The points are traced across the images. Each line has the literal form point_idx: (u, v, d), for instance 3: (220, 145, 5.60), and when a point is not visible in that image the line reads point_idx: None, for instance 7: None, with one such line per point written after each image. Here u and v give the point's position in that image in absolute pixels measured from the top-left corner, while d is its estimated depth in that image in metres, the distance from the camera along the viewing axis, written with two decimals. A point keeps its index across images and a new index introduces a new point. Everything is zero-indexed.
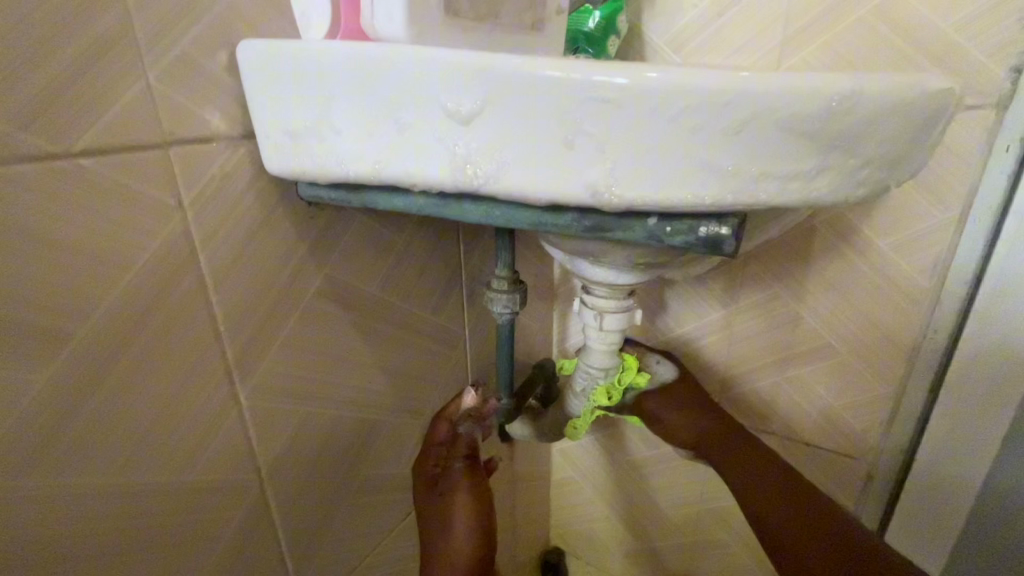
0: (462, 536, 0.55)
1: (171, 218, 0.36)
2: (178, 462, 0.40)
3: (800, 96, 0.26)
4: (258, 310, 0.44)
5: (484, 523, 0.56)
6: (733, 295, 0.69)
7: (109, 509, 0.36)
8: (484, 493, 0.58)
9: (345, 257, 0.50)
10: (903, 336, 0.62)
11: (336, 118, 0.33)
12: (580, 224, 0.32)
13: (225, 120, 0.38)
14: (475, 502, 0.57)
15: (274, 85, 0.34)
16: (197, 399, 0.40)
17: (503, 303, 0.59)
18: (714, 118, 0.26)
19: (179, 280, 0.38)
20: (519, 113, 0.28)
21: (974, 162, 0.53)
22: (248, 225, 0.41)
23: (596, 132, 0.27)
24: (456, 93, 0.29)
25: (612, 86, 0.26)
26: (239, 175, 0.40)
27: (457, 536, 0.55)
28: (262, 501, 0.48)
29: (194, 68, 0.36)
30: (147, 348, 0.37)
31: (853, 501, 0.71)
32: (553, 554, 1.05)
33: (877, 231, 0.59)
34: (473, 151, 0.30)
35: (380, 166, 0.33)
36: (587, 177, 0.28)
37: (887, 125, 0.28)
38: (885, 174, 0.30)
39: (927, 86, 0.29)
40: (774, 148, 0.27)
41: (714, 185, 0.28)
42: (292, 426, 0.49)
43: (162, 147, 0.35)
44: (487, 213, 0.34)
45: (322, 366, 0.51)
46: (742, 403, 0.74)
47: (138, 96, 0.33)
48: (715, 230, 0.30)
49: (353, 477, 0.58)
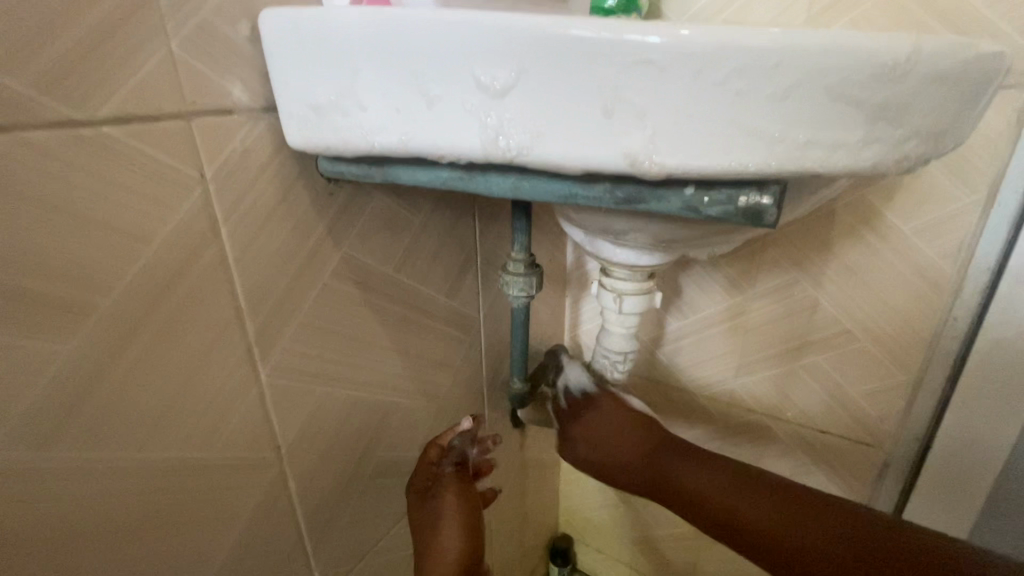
0: (453, 536, 0.55)
1: (192, 192, 0.36)
2: (198, 437, 0.40)
3: (848, 57, 0.24)
4: (277, 288, 0.43)
5: (474, 527, 0.57)
6: (749, 280, 0.68)
7: (129, 483, 0.36)
8: (473, 498, 0.59)
9: (363, 237, 0.50)
10: (922, 320, 0.61)
11: (362, 88, 0.32)
12: (613, 196, 0.31)
13: (246, 91, 0.37)
14: (463, 508, 0.57)
15: (298, 55, 0.34)
16: (217, 377, 0.40)
17: (519, 285, 0.58)
18: (759, 81, 0.25)
19: (201, 254, 0.37)
20: (554, 78, 0.27)
21: (1003, 142, 0.52)
22: (268, 201, 0.41)
23: (636, 98, 0.26)
24: (488, 61, 0.28)
25: (653, 47, 0.25)
26: (260, 149, 0.39)
27: (447, 539, 0.55)
28: (280, 480, 0.48)
29: (216, 37, 0.35)
30: (170, 323, 0.36)
31: (867, 488, 0.71)
32: (561, 540, 1.06)
33: (899, 213, 0.58)
34: (506, 121, 0.29)
35: (407, 138, 0.32)
36: (625, 144, 0.27)
37: (936, 93, 0.27)
38: (930, 146, 0.29)
39: (977, 50, 0.27)
40: (819, 115, 0.26)
41: (757, 152, 0.27)
42: (308, 407, 0.49)
43: (185, 118, 0.34)
44: (515, 185, 0.34)
45: (338, 346, 0.50)
46: (755, 389, 0.74)
47: (160, 66, 0.32)
48: (755, 199, 0.29)
49: (369, 459, 0.57)
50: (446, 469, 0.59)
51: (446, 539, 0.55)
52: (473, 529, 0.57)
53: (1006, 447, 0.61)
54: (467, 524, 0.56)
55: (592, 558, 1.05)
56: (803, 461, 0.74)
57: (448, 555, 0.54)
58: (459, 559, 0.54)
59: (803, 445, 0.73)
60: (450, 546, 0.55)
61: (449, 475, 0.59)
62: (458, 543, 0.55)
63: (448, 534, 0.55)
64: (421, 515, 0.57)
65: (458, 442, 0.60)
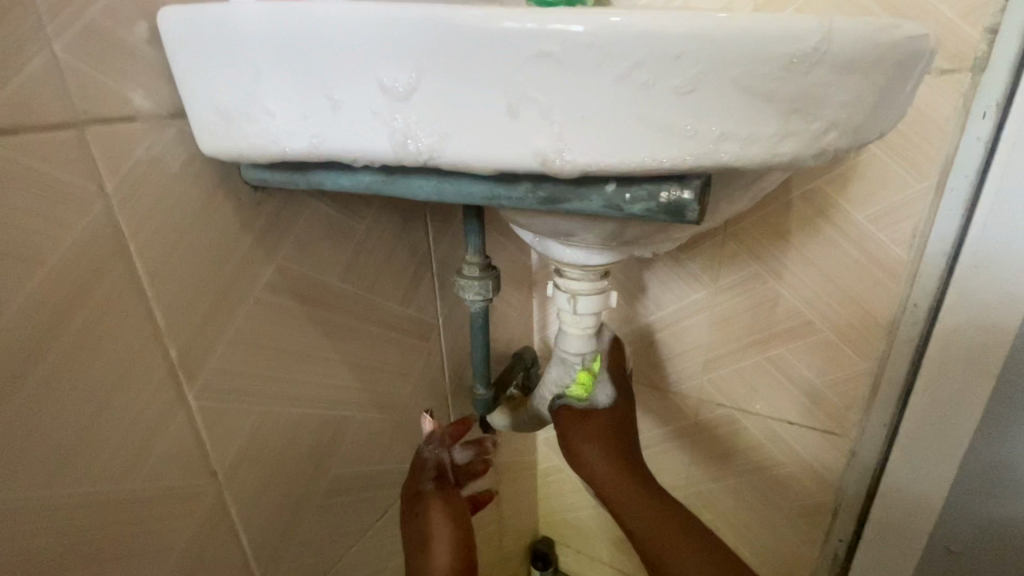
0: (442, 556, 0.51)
1: (91, 207, 0.33)
2: (118, 468, 0.37)
3: (755, 45, 0.23)
4: (202, 306, 0.41)
5: (465, 541, 0.53)
6: (712, 273, 0.67)
7: (37, 523, 0.33)
8: (461, 510, 0.55)
9: (300, 247, 0.47)
10: (881, 309, 0.61)
11: (265, 91, 0.30)
12: (534, 196, 0.30)
13: (150, 97, 0.35)
14: (451, 523, 0.53)
15: (197, 58, 0.32)
16: (137, 402, 0.38)
17: (474, 290, 0.56)
18: (666, 72, 0.24)
19: (108, 273, 0.35)
20: (456, 72, 0.25)
21: (950, 127, 0.52)
22: (185, 213, 0.38)
23: (542, 94, 0.25)
24: (387, 58, 0.26)
25: (553, 38, 0.23)
26: (171, 158, 0.37)
27: (436, 556, 0.51)
28: (220, 505, 0.45)
29: (109, 39, 0.32)
30: (75, 349, 0.34)
31: (839, 479, 0.71)
32: (541, 543, 1.04)
33: (853, 203, 0.58)
34: (412, 121, 0.27)
35: (316, 142, 0.30)
36: (535, 143, 0.26)
37: (853, 82, 0.26)
38: (851, 139, 0.28)
39: (896, 31, 0.26)
40: (731, 107, 0.25)
41: (673, 147, 0.25)
42: (248, 428, 0.46)
43: (78, 126, 0.32)
44: (436, 188, 0.32)
45: (279, 362, 0.48)
46: (723, 384, 0.73)
47: (41, 72, 0.30)
48: (676, 194, 0.27)
49: (323, 476, 0.55)
50: (427, 484, 0.56)
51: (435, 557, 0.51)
52: (465, 542, 0.53)
53: (968, 432, 0.60)
54: (458, 540, 0.52)
55: (573, 561, 1.03)
56: (774, 454, 0.73)
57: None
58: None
59: (773, 438, 0.73)
60: (440, 564, 0.51)
61: (431, 491, 0.55)
62: (449, 564, 0.51)
63: (440, 553, 0.51)
64: (410, 537, 0.54)
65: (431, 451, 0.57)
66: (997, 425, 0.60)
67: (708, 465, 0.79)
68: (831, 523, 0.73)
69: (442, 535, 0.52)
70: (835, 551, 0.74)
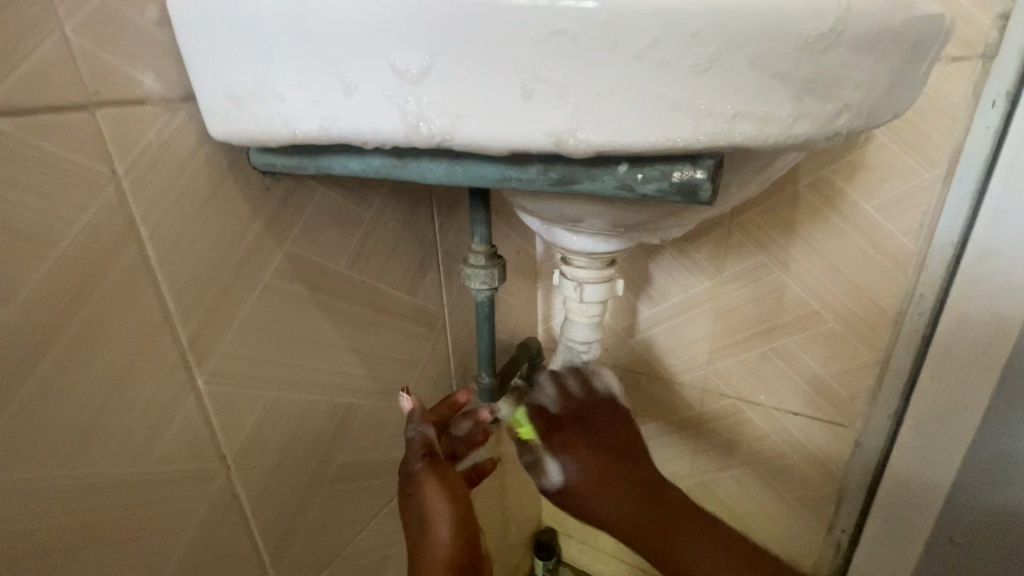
0: (441, 532, 0.51)
1: (103, 190, 0.33)
2: (130, 449, 0.38)
3: (769, 24, 0.23)
4: (211, 291, 0.41)
5: (464, 515, 0.52)
6: (718, 264, 0.67)
7: (52, 503, 0.34)
8: (456, 484, 0.53)
9: (308, 233, 0.47)
10: (888, 299, 0.60)
11: (275, 73, 0.30)
12: (546, 178, 0.30)
13: (160, 80, 0.35)
14: (447, 498, 0.52)
15: (207, 39, 0.31)
16: (147, 385, 0.38)
17: (480, 278, 0.56)
18: (680, 51, 0.24)
19: (119, 256, 0.35)
20: (469, 51, 0.25)
21: (960, 115, 0.51)
22: (195, 196, 0.38)
23: (555, 73, 0.25)
24: (398, 39, 0.26)
25: (566, 16, 0.23)
26: (181, 142, 0.37)
27: (436, 532, 0.51)
28: (230, 488, 0.45)
29: (120, 23, 0.33)
30: (87, 331, 0.34)
31: (844, 470, 0.71)
32: (544, 534, 1.05)
33: (861, 192, 0.57)
34: (424, 101, 0.27)
35: (328, 124, 0.30)
36: (549, 123, 0.26)
37: (866, 63, 0.26)
38: (863, 123, 0.28)
39: (910, 12, 0.26)
40: (745, 86, 0.24)
41: (687, 126, 0.25)
42: (257, 414, 0.47)
43: (89, 109, 0.32)
44: (448, 171, 0.32)
45: (286, 349, 0.48)
46: (728, 375, 0.73)
47: (53, 54, 0.30)
48: (689, 174, 0.27)
49: (330, 462, 0.55)
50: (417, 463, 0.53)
51: (435, 533, 0.51)
52: (464, 515, 0.52)
53: (973, 422, 0.60)
54: (456, 515, 0.52)
55: (576, 550, 1.04)
56: (778, 445, 0.74)
57: (441, 550, 0.50)
58: (452, 553, 0.51)
59: (777, 428, 0.73)
60: (441, 540, 0.51)
61: (423, 468, 0.53)
62: (450, 539, 0.51)
63: (440, 530, 0.51)
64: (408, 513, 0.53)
65: (417, 429, 0.54)
66: (1004, 416, 0.59)
67: (713, 456, 0.79)
68: (835, 513, 0.73)
69: (438, 511, 0.51)
70: (839, 540, 0.75)
